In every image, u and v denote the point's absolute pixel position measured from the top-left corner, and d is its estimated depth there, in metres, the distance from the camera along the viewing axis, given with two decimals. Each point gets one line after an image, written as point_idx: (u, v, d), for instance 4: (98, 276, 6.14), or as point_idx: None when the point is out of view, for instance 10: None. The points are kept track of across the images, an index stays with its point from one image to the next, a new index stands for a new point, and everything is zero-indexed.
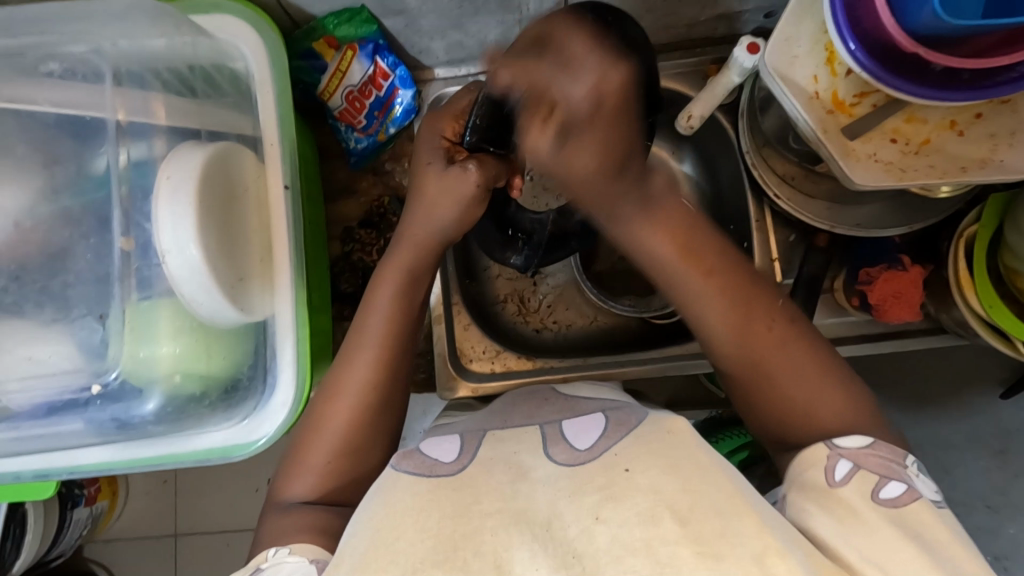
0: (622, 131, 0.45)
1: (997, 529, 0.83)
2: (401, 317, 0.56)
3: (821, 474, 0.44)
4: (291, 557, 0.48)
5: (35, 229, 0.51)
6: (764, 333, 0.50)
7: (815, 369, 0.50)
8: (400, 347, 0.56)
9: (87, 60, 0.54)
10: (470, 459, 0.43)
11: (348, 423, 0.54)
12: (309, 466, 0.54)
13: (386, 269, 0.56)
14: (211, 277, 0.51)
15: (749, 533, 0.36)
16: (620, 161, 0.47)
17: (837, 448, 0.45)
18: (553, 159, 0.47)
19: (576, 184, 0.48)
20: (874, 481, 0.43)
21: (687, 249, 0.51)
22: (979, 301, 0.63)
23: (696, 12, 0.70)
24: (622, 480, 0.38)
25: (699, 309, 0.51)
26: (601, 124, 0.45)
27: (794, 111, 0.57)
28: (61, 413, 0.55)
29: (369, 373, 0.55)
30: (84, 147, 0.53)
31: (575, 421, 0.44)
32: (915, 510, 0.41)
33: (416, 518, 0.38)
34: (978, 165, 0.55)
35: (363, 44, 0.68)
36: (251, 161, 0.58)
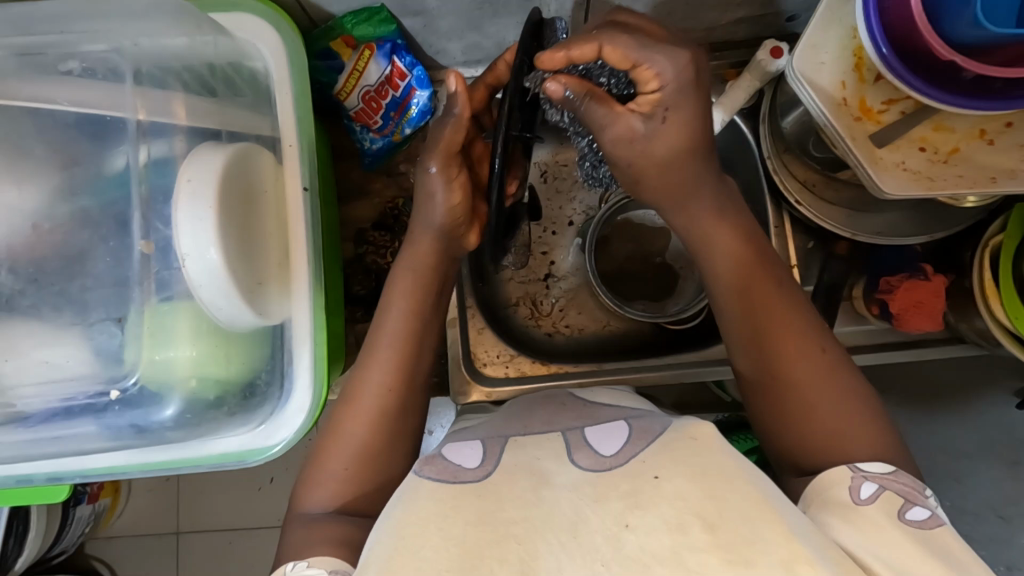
0: (705, 105, 0.47)
1: (1009, 540, 0.82)
2: (416, 320, 0.57)
3: (846, 492, 0.43)
4: (309, 570, 0.46)
5: (52, 230, 0.50)
6: (805, 353, 0.50)
7: (844, 392, 0.49)
8: (416, 349, 0.56)
9: (108, 58, 0.53)
10: (494, 467, 0.41)
11: (368, 428, 0.54)
12: (327, 474, 0.54)
13: (397, 272, 0.57)
14: (230, 280, 0.50)
15: (775, 537, 0.35)
16: (699, 144, 0.48)
17: (861, 472, 0.45)
18: (637, 138, 0.47)
19: (650, 171, 0.49)
20: (899, 503, 0.42)
21: (748, 267, 0.52)
22: (1004, 311, 0.62)
23: (717, 15, 0.70)
24: (649, 487, 0.37)
25: (745, 323, 0.52)
26: (691, 96, 0.46)
27: (821, 116, 0.56)
28: (77, 417, 0.54)
29: (387, 376, 0.55)
30: (102, 148, 0.52)
31: (598, 429, 0.43)
32: (943, 536, 0.40)
33: (440, 525, 0.38)
34: (1007, 175, 0.54)
35: (381, 44, 0.66)
36: (269, 162, 0.57)
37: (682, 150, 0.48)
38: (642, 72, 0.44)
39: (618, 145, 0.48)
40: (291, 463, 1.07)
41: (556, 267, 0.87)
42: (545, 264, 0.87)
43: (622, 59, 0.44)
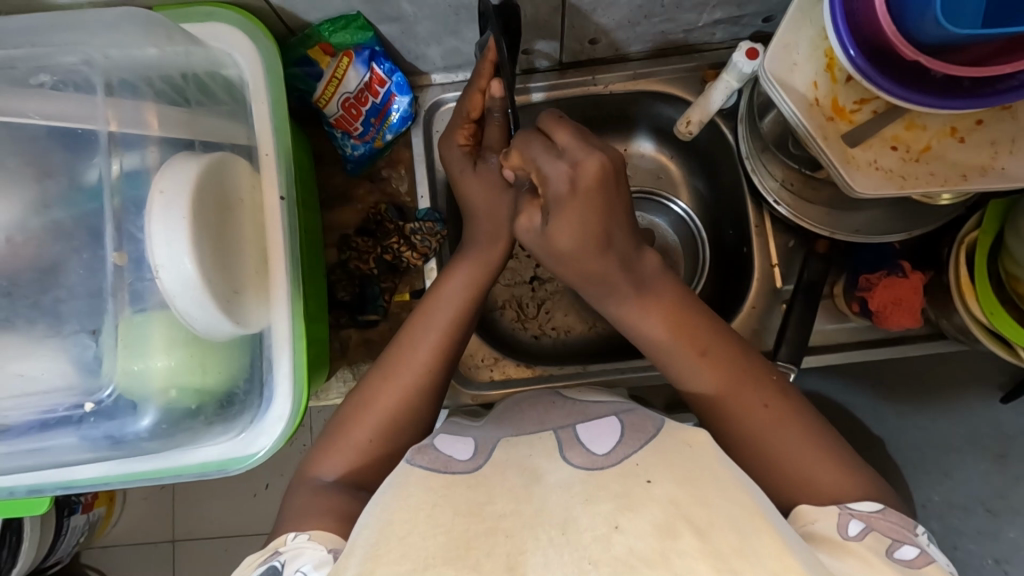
0: (612, 200, 0.49)
1: (996, 533, 0.84)
2: (468, 313, 0.59)
3: (833, 530, 0.44)
4: (310, 543, 0.47)
5: (25, 244, 0.50)
6: (752, 400, 0.51)
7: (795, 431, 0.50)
8: (459, 341, 0.58)
9: (78, 71, 0.53)
10: (485, 459, 0.42)
11: (400, 398, 0.55)
12: (348, 441, 0.54)
13: (462, 265, 0.61)
14: (205, 290, 0.50)
15: (768, 552, 0.35)
16: (607, 238, 0.50)
17: (849, 509, 0.46)
18: (540, 235, 0.51)
19: (566, 262, 0.51)
20: (888, 543, 0.44)
21: (683, 330, 0.52)
22: (979, 307, 0.63)
23: (695, 17, 0.70)
24: (641, 491, 0.37)
25: (695, 374, 0.52)
26: (573, 203, 0.48)
27: (792, 116, 0.57)
28: (54, 429, 0.54)
29: (427, 357, 0.56)
30: (77, 159, 0.52)
31: (590, 425, 0.44)
32: (929, 573, 0.42)
33: (429, 512, 0.38)
34: (978, 172, 0.54)
35: (359, 50, 0.67)
36: (246, 171, 0.57)
37: (584, 244, 0.49)
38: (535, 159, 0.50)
39: (526, 235, 0.52)
40: (284, 469, 1.08)
41: (542, 270, 0.87)
42: (530, 267, 0.87)
43: (528, 159, 0.51)
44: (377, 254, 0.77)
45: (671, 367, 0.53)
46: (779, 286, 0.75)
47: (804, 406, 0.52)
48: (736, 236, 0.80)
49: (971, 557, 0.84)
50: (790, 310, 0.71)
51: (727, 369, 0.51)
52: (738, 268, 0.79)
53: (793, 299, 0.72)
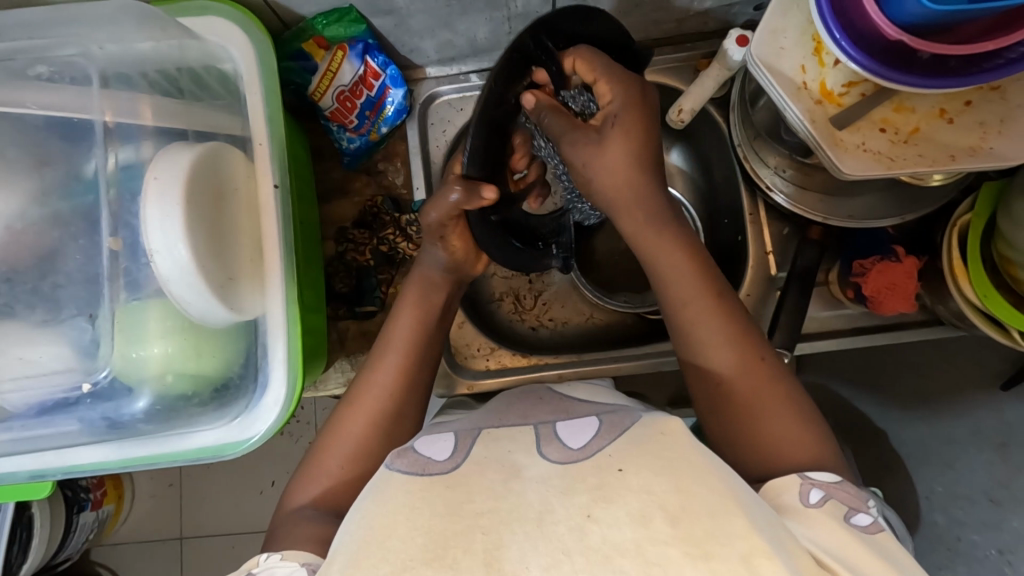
0: (653, 147, 0.55)
1: (999, 523, 0.80)
2: (418, 330, 0.60)
3: (796, 497, 0.45)
4: (282, 563, 0.46)
5: (26, 231, 0.51)
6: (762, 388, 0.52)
7: (790, 417, 0.52)
8: (417, 357, 0.59)
9: (75, 63, 0.54)
10: (465, 457, 0.39)
11: (368, 427, 0.56)
12: (322, 470, 0.55)
13: (409, 290, 0.62)
14: (200, 276, 0.51)
15: (737, 532, 0.34)
16: (649, 158, 0.54)
17: (810, 479, 0.46)
18: (591, 146, 0.53)
19: (612, 192, 0.55)
20: (844, 509, 0.44)
21: (721, 301, 0.54)
22: (973, 289, 0.62)
23: (686, 6, 0.70)
24: (614, 480, 0.36)
25: (714, 353, 0.53)
26: (635, 122, 0.54)
27: (782, 102, 0.57)
28: (53, 412, 0.56)
29: (389, 384, 0.58)
30: (74, 150, 0.53)
31: (569, 423, 0.41)
32: (884, 541, 0.43)
33: (407, 514, 0.36)
34: (968, 153, 0.54)
35: (353, 44, 0.68)
36: (240, 160, 0.58)
37: (622, 169, 0.53)
38: (605, 88, 0.55)
39: (579, 148, 0.54)
40: (286, 467, 1.09)
41: None
42: None
43: (592, 72, 0.55)
44: (373, 245, 0.80)
45: (698, 335, 0.53)
46: (774, 274, 0.76)
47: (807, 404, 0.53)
48: (731, 226, 0.80)
49: (973, 548, 0.82)
50: (784, 298, 0.71)
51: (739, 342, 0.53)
52: (733, 257, 0.80)
53: (787, 287, 0.72)
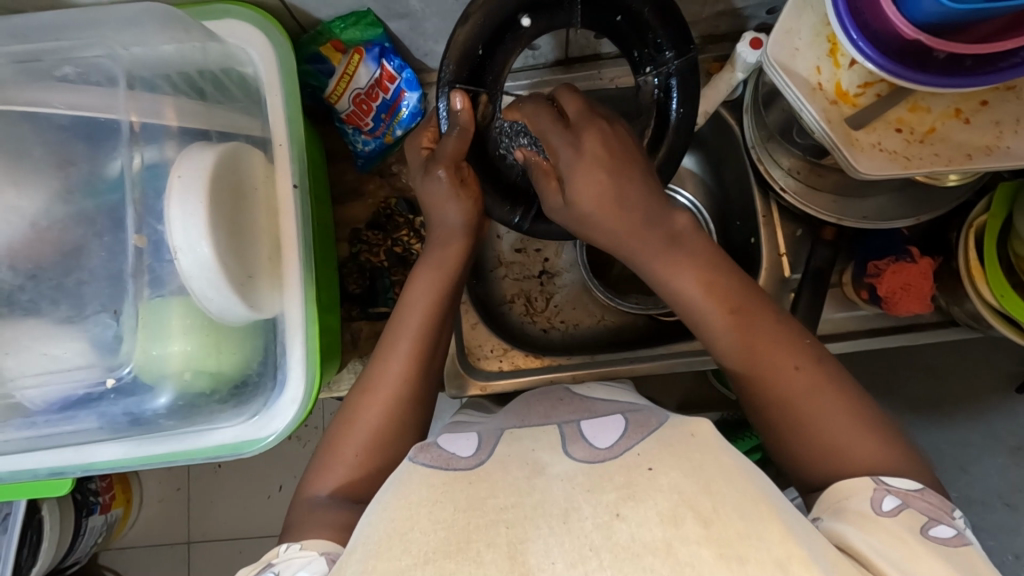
0: (627, 187, 0.51)
1: (1017, 528, 0.82)
2: (433, 314, 0.58)
3: (866, 503, 0.41)
4: (301, 553, 0.46)
5: (50, 228, 0.52)
6: (810, 396, 0.48)
7: (845, 418, 0.47)
8: (433, 340, 0.58)
9: (101, 63, 0.54)
10: (488, 455, 0.39)
11: (383, 415, 0.54)
12: (338, 457, 0.54)
13: (420, 270, 0.61)
14: (220, 273, 0.51)
15: (770, 536, 0.33)
16: (637, 210, 0.51)
17: (886, 484, 0.43)
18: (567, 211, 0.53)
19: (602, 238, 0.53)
20: (922, 521, 0.40)
21: (715, 291, 0.51)
22: (990, 290, 0.62)
23: (697, 9, 0.71)
24: (643, 479, 0.35)
25: (732, 354, 0.50)
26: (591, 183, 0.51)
27: (797, 103, 0.57)
28: (76, 409, 0.56)
29: (403, 365, 0.56)
30: (98, 149, 0.54)
31: (594, 421, 0.41)
32: (967, 555, 0.38)
33: (429, 508, 0.35)
34: (983, 152, 0.55)
35: (369, 47, 0.68)
36: (259, 161, 0.59)
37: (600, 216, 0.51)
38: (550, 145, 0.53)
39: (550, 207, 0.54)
40: (296, 470, 1.09)
41: (550, 264, 0.88)
42: (538, 261, 0.87)
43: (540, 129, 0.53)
44: (387, 246, 0.80)
45: (717, 339, 0.51)
46: (787, 276, 0.76)
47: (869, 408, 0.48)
48: (742, 228, 0.80)
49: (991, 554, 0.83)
50: (798, 298, 0.72)
51: (762, 349, 0.49)
52: (745, 260, 0.80)
53: (801, 286, 0.72)
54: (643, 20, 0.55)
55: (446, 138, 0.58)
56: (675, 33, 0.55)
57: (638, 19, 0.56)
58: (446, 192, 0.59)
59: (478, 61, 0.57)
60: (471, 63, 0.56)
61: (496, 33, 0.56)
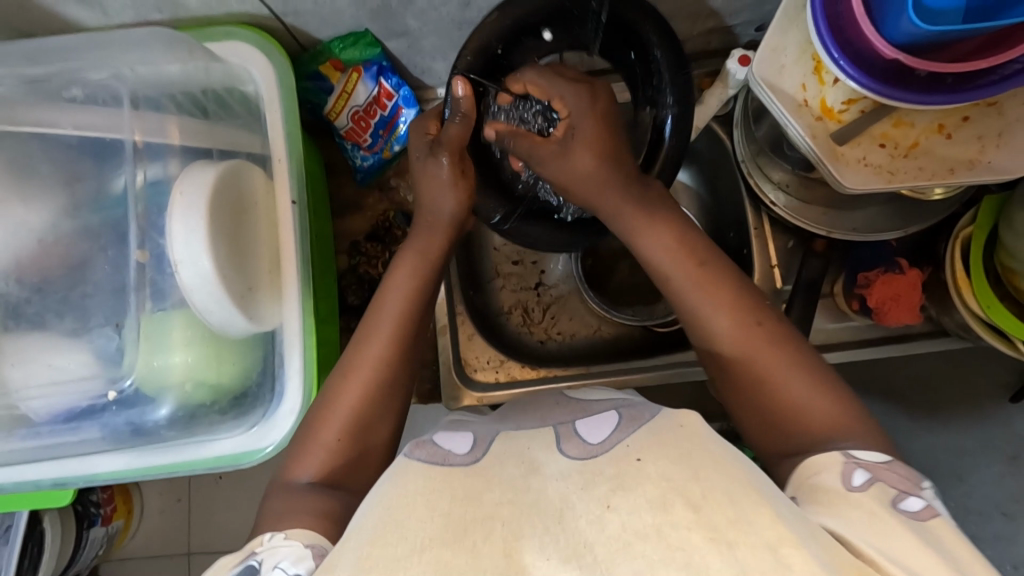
0: (618, 145, 0.54)
1: (1013, 537, 0.83)
2: (416, 298, 0.58)
3: (838, 479, 0.41)
4: (286, 542, 0.45)
5: (56, 243, 0.54)
6: (772, 355, 0.49)
7: (805, 380, 0.49)
8: (416, 325, 0.58)
9: (108, 85, 0.57)
10: (483, 453, 0.41)
11: (361, 397, 0.54)
12: (316, 442, 0.53)
13: (404, 255, 0.60)
14: (221, 287, 0.53)
15: (762, 520, 0.33)
16: (615, 159, 0.54)
17: (855, 458, 0.43)
18: (563, 160, 0.54)
19: (574, 185, 0.55)
20: (892, 493, 0.40)
21: (683, 246, 0.54)
22: (977, 302, 0.63)
23: (688, 27, 0.73)
24: (632, 467, 0.36)
25: (705, 306, 0.52)
26: (594, 132, 0.53)
27: (783, 119, 0.59)
28: (80, 421, 0.58)
29: (384, 349, 0.56)
30: (103, 167, 0.56)
31: (588, 420, 0.42)
32: (935, 526, 0.38)
33: (427, 496, 0.36)
34: (966, 166, 0.56)
35: (367, 66, 0.71)
36: (258, 177, 0.60)
37: (591, 168, 0.53)
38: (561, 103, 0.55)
39: (547, 164, 0.55)
40: None
41: (546, 276, 0.89)
42: (535, 273, 0.89)
43: (547, 92, 0.56)
44: (384, 259, 0.82)
45: (684, 294, 0.53)
46: (780, 287, 0.77)
47: (839, 383, 0.49)
48: (735, 240, 0.82)
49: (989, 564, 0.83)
50: (790, 308, 0.73)
51: (736, 304, 0.51)
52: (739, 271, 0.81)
53: (793, 297, 0.73)
54: (644, 47, 0.58)
55: (448, 124, 0.59)
56: (674, 59, 0.57)
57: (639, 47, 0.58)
58: (445, 179, 0.59)
59: (496, 54, 0.59)
60: (489, 60, 0.59)
61: (519, 38, 0.59)
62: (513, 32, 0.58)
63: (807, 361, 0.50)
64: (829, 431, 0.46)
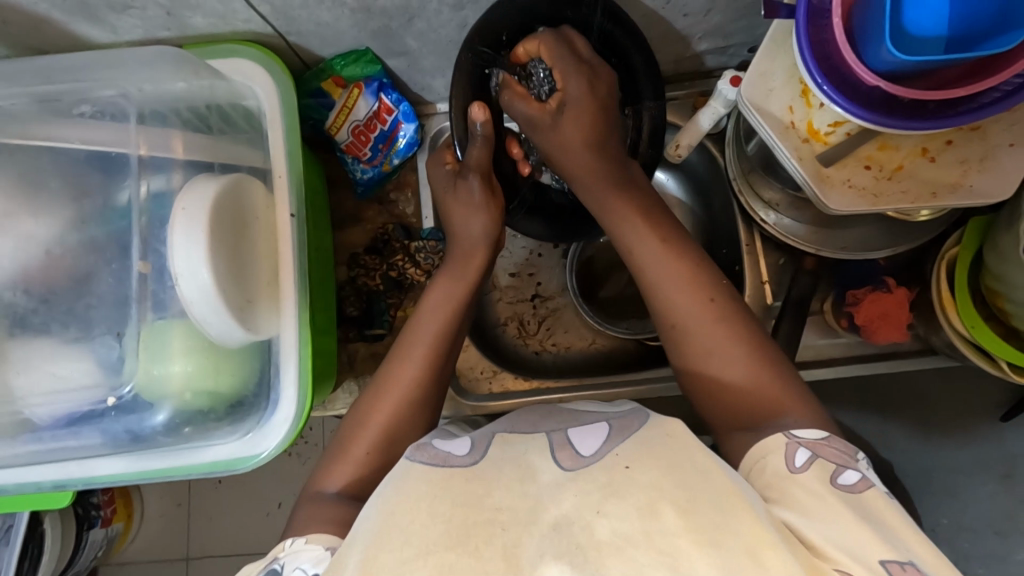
0: (608, 138, 0.62)
1: (1005, 555, 0.84)
2: (449, 322, 0.62)
3: (783, 461, 0.44)
4: (307, 546, 0.47)
5: (62, 255, 0.56)
6: (712, 331, 0.53)
7: (748, 356, 0.52)
8: (446, 348, 0.61)
9: (115, 102, 0.58)
10: (482, 454, 0.40)
11: (394, 412, 0.57)
12: (350, 453, 0.56)
13: (438, 281, 0.65)
14: (220, 298, 0.55)
15: (744, 527, 0.35)
16: (600, 137, 0.62)
17: (796, 437, 0.46)
18: (553, 133, 0.62)
19: (584, 188, 0.62)
20: (831, 468, 0.43)
21: (681, 257, 0.57)
22: (961, 322, 0.64)
23: (681, 48, 0.75)
24: (622, 476, 0.37)
25: (662, 280, 0.56)
26: (586, 108, 0.61)
27: (770, 140, 0.60)
28: (79, 427, 0.59)
29: (417, 368, 0.59)
30: (109, 180, 0.57)
31: (580, 429, 0.41)
32: (869, 497, 0.41)
33: (429, 502, 0.37)
34: (949, 190, 0.58)
35: (368, 82, 0.73)
36: (259, 191, 0.62)
37: (582, 145, 0.61)
38: (560, 74, 0.61)
39: (536, 130, 0.63)
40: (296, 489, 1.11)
41: (543, 288, 0.90)
42: (531, 285, 0.90)
43: (552, 60, 0.61)
44: (383, 271, 0.83)
45: (645, 277, 0.57)
46: (770, 304, 0.78)
47: (785, 366, 0.52)
48: (728, 256, 0.83)
49: None
50: (779, 324, 0.74)
51: (689, 282, 0.56)
52: None
53: (782, 314, 0.74)
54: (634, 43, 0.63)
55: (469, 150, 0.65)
56: (653, 85, 0.64)
57: (622, 58, 0.64)
58: (477, 200, 0.66)
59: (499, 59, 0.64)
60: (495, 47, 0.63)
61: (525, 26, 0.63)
62: (521, 25, 0.63)
63: (751, 340, 0.53)
64: (773, 407, 0.50)
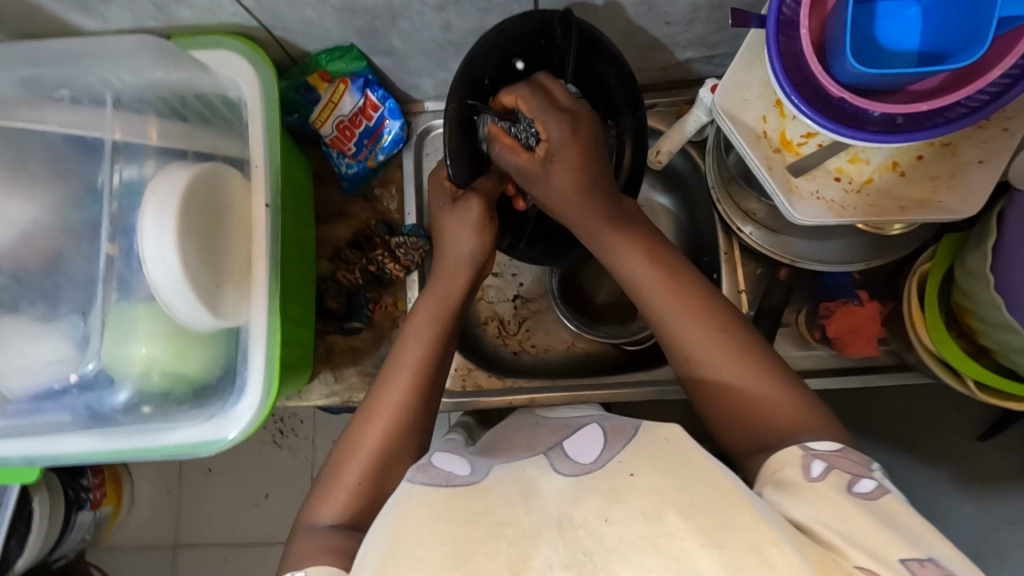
0: (594, 168, 0.58)
1: None
2: (434, 347, 0.61)
3: (799, 472, 0.44)
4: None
5: (38, 237, 0.57)
6: (721, 354, 0.54)
7: (767, 379, 0.53)
8: (432, 372, 0.60)
9: (95, 88, 0.61)
10: (485, 474, 0.42)
11: (381, 442, 0.57)
12: (340, 484, 0.56)
13: (422, 302, 0.64)
14: (189, 284, 0.56)
15: (746, 525, 0.35)
16: (594, 168, 0.59)
17: (811, 450, 0.46)
18: (542, 179, 0.59)
19: (563, 207, 0.60)
20: (846, 478, 0.44)
21: (668, 284, 0.57)
22: (929, 336, 0.64)
23: (667, 57, 0.76)
24: (625, 483, 0.37)
25: (665, 313, 0.56)
26: (572, 148, 0.58)
27: (741, 149, 0.61)
28: (48, 403, 0.61)
29: (402, 395, 0.59)
30: (86, 164, 0.59)
31: (574, 440, 0.43)
32: (887, 504, 0.42)
33: (433, 525, 0.37)
34: (916, 206, 0.58)
35: (354, 78, 0.74)
36: (235, 180, 0.63)
37: (575, 191, 0.58)
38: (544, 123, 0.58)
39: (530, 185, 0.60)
40: (279, 479, 1.12)
41: (525, 289, 0.91)
42: (514, 286, 0.91)
43: (532, 110, 0.59)
44: (362, 265, 0.83)
45: (654, 312, 0.57)
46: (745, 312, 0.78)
47: (806, 392, 0.53)
48: (709, 264, 0.83)
49: None
50: None
51: (690, 313, 0.55)
52: None
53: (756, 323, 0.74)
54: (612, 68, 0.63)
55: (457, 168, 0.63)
56: (629, 97, 0.65)
57: (599, 77, 0.64)
58: (471, 225, 0.63)
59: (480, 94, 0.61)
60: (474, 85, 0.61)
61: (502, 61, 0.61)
62: (500, 61, 0.61)
63: (767, 364, 0.54)
64: (795, 425, 0.50)
